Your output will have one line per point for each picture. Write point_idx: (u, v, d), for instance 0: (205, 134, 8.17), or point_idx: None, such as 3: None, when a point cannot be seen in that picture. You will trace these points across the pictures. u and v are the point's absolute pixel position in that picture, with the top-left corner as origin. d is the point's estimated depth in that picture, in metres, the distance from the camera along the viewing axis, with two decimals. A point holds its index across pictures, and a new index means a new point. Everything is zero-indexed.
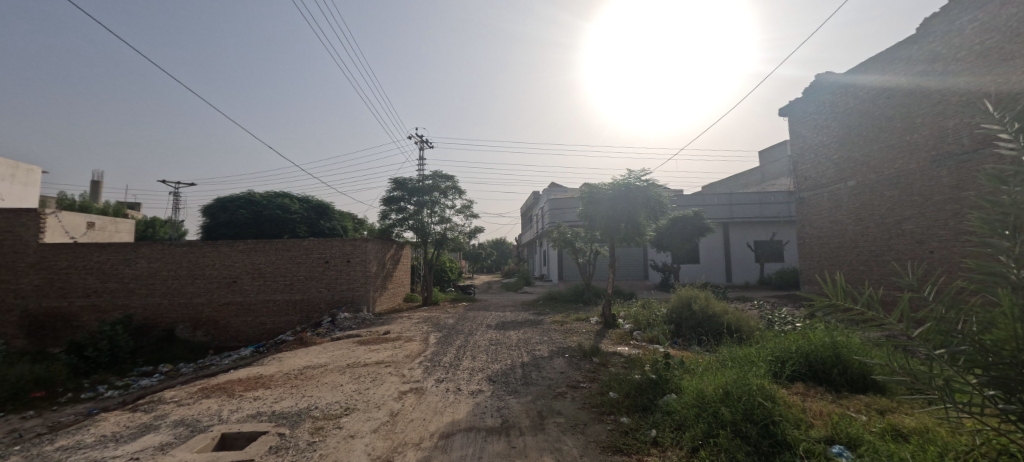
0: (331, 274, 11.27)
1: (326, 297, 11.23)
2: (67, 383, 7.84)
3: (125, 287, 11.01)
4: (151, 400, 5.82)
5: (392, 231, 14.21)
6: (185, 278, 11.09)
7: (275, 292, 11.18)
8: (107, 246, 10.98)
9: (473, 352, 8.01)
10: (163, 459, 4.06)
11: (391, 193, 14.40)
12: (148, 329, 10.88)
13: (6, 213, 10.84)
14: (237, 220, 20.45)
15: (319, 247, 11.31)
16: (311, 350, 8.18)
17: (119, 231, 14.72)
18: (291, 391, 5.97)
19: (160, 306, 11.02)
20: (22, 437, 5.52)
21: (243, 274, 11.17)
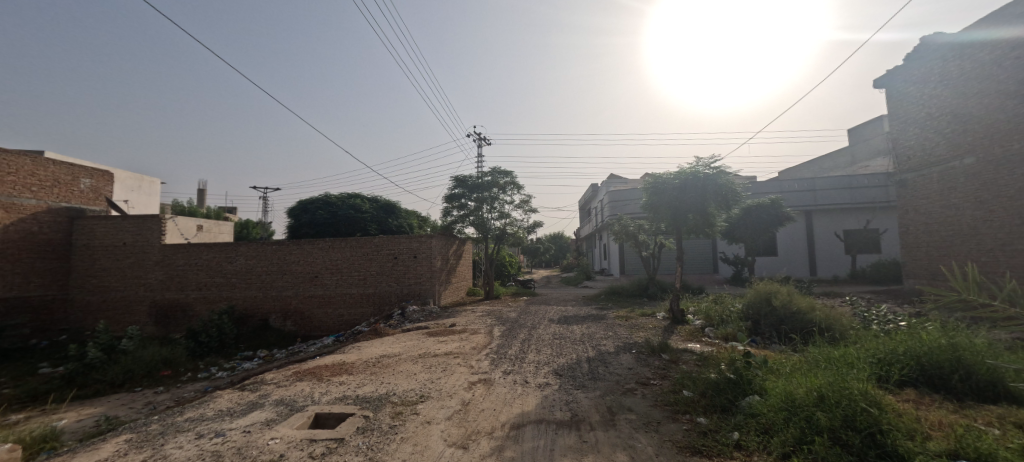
0: (399, 269, 11.94)
1: (395, 291, 11.91)
2: (187, 363, 9.05)
3: (227, 282, 12.50)
4: (256, 380, 6.56)
5: (453, 227, 14.72)
6: (275, 274, 12.32)
7: (350, 286, 12.06)
8: (212, 246, 12.52)
9: (538, 345, 8.06)
10: (270, 433, 4.56)
11: (452, 190, 14.88)
12: (247, 318, 12.26)
13: (136, 219, 12.78)
14: (316, 220, 22.40)
15: (388, 243, 12.00)
16: (385, 340, 8.73)
17: (221, 232, 16.75)
18: (371, 377, 6.41)
19: (255, 298, 12.35)
20: (159, 408, 6.49)
21: (323, 269, 12.17)
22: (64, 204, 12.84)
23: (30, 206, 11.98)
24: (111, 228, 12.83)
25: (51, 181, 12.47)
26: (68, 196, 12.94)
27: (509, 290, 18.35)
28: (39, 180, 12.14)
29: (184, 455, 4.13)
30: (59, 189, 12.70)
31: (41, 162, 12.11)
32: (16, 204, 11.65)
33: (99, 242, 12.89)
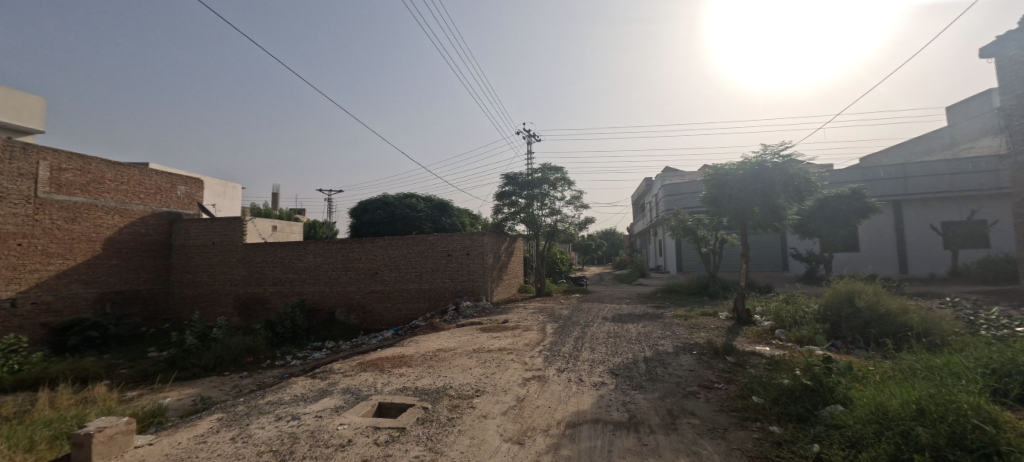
0: (453, 266, 12.30)
1: (449, 287, 12.29)
2: (266, 352, 9.95)
3: (298, 278, 13.58)
4: (327, 369, 7.08)
5: (504, 225, 14.92)
6: (340, 270, 13.19)
7: (407, 282, 12.60)
8: (285, 245, 13.67)
9: (592, 343, 7.93)
10: (339, 419, 4.88)
11: (502, 188, 15.08)
12: (315, 311, 13.24)
13: (222, 221, 14.27)
14: (376, 219, 23.74)
15: (442, 241, 12.40)
16: (442, 334, 9.04)
17: (293, 232, 18.27)
18: (428, 370, 6.67)
19: (322, 293, 13.30)
20: (245, 391, 7.20)
21: (383, 266, 12.83)
22: (165, 209, 14.64)
23: (138, 211, 13.84)
24: (202, 229, 14.44)
25: (155, 188, 14.33)
26: (168, 202, 14.76)
27: (561, 287, 18.26)
28: (145, 188, 14.01)
29: (266, 435, 4.54)
30: (161, 196, 14.54)
31: (146, 172, 14.03)
32: (128, 209, 13.54)
33: (192, 242, 14.56)
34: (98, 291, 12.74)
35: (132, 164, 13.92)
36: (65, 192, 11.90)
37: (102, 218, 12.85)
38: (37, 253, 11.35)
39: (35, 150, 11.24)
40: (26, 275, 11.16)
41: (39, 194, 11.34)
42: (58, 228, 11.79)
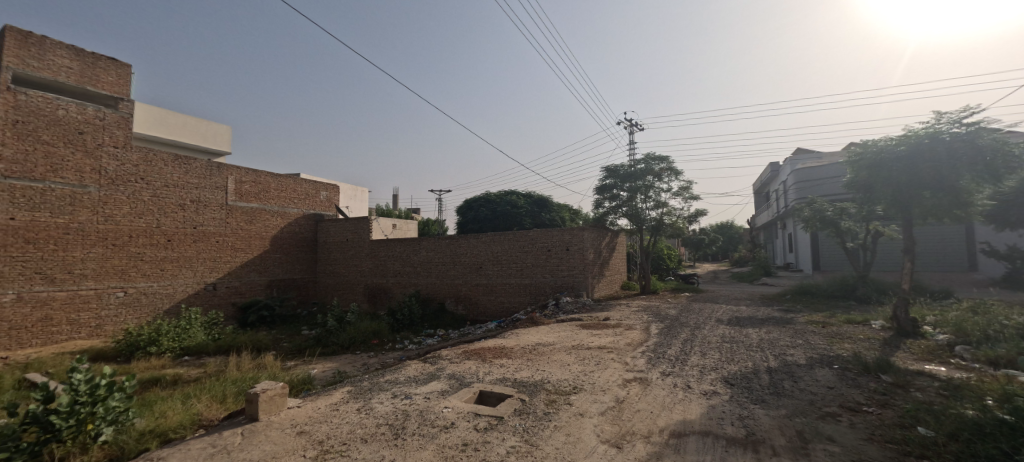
0: (552, 261, 12.49)
1: (550, 283, 12.51)
2: (388, 336, 11.26)
3: (414, 270, 15.11)
4: (440, 354, 7.77)
5: (606, 219, 14.58)
6: (449, 264, 14.32)
7: (510, 277, 13.13)
8: (403, 241, 15.35)
9: (704, 348, 7.23)
10: (444, 402, 5.29)
11: (603, 181, 14.70)
12: (428, 301, 14.57)
13: (354, 220, 16.66)
14: (480, 216, 25.28)
15: (542, 237, 12.68)
16: (541, 329, 9.21)
17: (410, 229, 20.51)
18: (527, 362, 6.84)
19: (433, 284, 14.59)
20: (372, 368, 8.27)
21: (486, 261, 13.57)
22: (312, 211, 17.58)
23: (294, 213, 16.89)
24: (339, 228, 17.06)
25: (305, 194, 17.34)
26: (315, 205, 17.76)
27: (669, 285, 17.07)
28: (298, 194, 17.06)
29: (384, 409, 5.15)
30: (309, 200, 17.52)
31: (299, 181, 17.08)
32: (287, 212, 16.61)
33: (332, 239, 17.28)
34: (268, 278, 15.91)
35: (288, 175, 17.09)
36: (245, 200, 15.16)
37: (270, 219, 15.99)
38: (228, 247, 14.61)
39: (226, 168, 14.57)
40: (222, 264, 14.44)
41: (229, 202, 14.66)
42: (242, 228, 15.03)
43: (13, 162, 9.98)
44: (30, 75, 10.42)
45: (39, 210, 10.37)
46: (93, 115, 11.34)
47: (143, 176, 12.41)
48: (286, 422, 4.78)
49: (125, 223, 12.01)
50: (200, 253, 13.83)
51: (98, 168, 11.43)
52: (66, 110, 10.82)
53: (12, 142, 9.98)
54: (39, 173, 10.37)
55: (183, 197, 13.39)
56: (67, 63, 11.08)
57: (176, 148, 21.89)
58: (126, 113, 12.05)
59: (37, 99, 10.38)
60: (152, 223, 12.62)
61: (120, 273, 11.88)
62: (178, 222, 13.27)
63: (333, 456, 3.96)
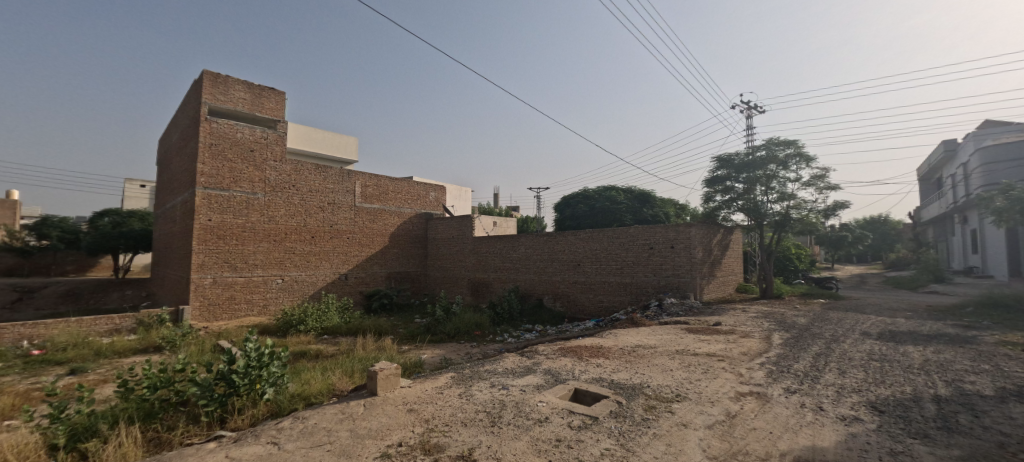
0: (655, 261, 11.80)
1: (652, 282, 11.82)
2: (489, 328, 11.82)
3: (513, 266, 15.60)
4: (537, 349, 7.88)
5: (717, 214, 13.14)
6: (547, 261, 14.46)
7: (609, 275, 12.73)
8: (502, 238, 15.96)
9: (843, 365, 6.03)
10: (538, 396, 5.34)
11: (714, 173, 13.29)
12: (527, 296, 14.88)
13: (458, 218, 17.90)
14: (578, 213, 25.14)
15: (644, 234, 12.05)
16: (642, 330, 8.70)
17: (508, 226, 21.30)
18: (626, 364, 6.53)
19: (531, 281, 14.87)
20: (474, 358, 8.74)
21: (584, 258, 13.38)
22: (423, 210, 19.42)
23: (408, 212, 18.85)
24: (445, 226, 18.51)
25: (416, 195, 19.23)
26: (425, 205, 19.59)
27: (797, 289, 14.66)
28: (412, 196, 19.02)
29: (483, 397, 5.41)
30: (420, 201, 19.39)
31: (412, 183, 19.01)
32: (402, 212, 18.62)
33: (440, 236, 18.83)
34: (388, 271, 18.01)
35: (403, 179, 19.15)
36: (369, 201, 17.42)
37: (389, 218, 18.10)
38: (357, 244, 16.97)
39: (355, 174, 16.93)
40: (352, 258, 16.80)
41: (357, 204, 17.00)
42: (367, 226, 17.30)
43: (211, 176, 13.05)
44: (220, 107, 13.50)
45: (227, 214, 13.38)
46: (260, 135, 14.22)
47: (295, 184, 15.10)
48: (399, 399, 5.34)
49: (283, 223, 14.78)
50: (335, 248, 16.30)
51: (264, 179, 14.28)
52: (242, 133, 13.77)
53: (210, 161, 13.06)
54: (226, 184, 13.39)
55: (323, 200, 15.92)
56: (243, 95, 14.05)
57: (319, 160, 26.37)
58: (281, 132, 14.83)
59: (224, 126, 13.39)
60: (300, 223, 15.29)
61: (280, 264, 14.68)
62: (320, 222, 15.83)
63: (437, 434, 4.28)
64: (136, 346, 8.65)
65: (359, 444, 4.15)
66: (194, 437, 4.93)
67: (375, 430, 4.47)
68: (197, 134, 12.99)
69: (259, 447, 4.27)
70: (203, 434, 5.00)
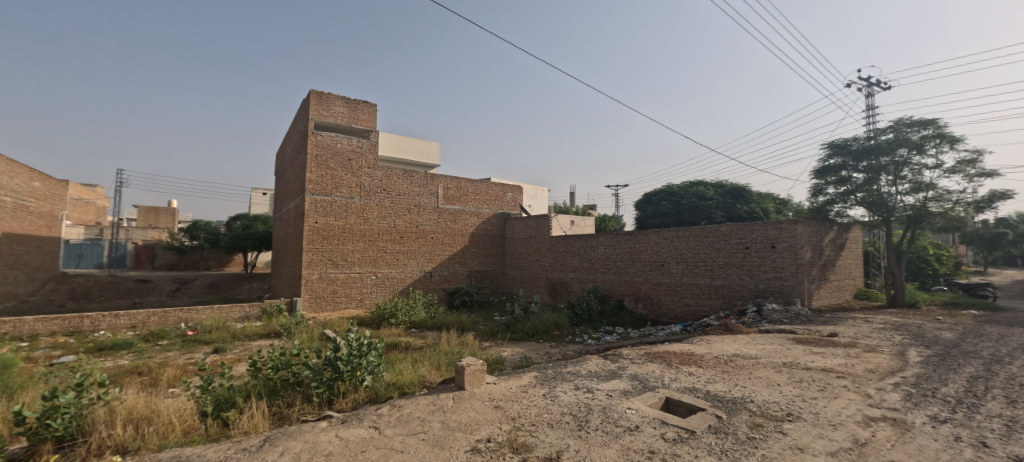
0: (750, 262, 10.72)
1: (748, 285, 10.73)
2: (567, 328, 11.68)
3: (592, 266, 15.21)
4: (621, 352, 7.59)
5: (830, 209, 11.53)
6: (627, 261, 13.90)
7: (697, 276, 11.84)
8: (581, 238, 15.67)
9: (1016, 393, 4.82)
10: (627, 403, 5.09)
11: (825, 162, 11.66)
12: (606, 297, 14.40)
13: (536, 217, 17.97)
14: (662, 210, 23.90)
15: (738, 232, 10.97)
16: (739, 338, 8.02)
17: (586, 226, 20.99)
18: (723, 376, 6.00)
19: (612, 281, 14.36)
20: (555, 358, 8.70)
21: (669, 258, 12.62)
22: (501, 210, 19.90)
23: (487, 213, 19.44)
24: (523, 225, 18.69)
25: (494, 196, 19.77)
26: (503, 205, 20.06)
27: (938, 298, 12.20)
28: (491, 197, 19.60)
29: (568, 399, 5.31)
30: (498, 201, 19.90)
31: (490, 184, 19.60)
32: (481, 212, 19.26)
33: (517, 236, 19.09)
34: (468, 269, 18.73)
35: (482, 180, 19.80)
36: (451, 203, 18.29)
37: (469, 219, 18.83)
38: (439, 243, 17.90)
39: (438, 178, 17.88)
40: (435, 256, 17.75)
41: (439, 205, 17.94)
42: (449, 227, 18.20)
43: (317, 183, 14.74)
44: (324, 122, 15.18)
45: (329, 216, 14.99)
46: (356, 145, 15.68)
47: (385, 188, 16.40)
48: (485, 395, 5.47)
49: (376, 224, 16.13)
50: (420, 247, 17.35)
51: (359, 184, 15.72)
52: (341, 143, 15.32)
53: (316, 170, 14.76)
54: (329, 190, 15.00)
55: (410, 202, 17.05)
56: (342, 109, 15.62)
57: (405, 165, 28.48)
58: (373, 140, 16.21)
59: (327, 138, 15.04)
60: (391, 224, 16.54)
61: (374, 262, 16.03)
62: (407, 222, 16.97)
63: (524, 433, 4.28)
64: (261, 331, 10.07)
65: (450, 436, 4.31)
66: (308, 415, 5.55)
67: (465, 423, 4.62)
68: (306, 146, 14.79)
69: (363, 430, 4.66)
70: (315, 412, 5.60)
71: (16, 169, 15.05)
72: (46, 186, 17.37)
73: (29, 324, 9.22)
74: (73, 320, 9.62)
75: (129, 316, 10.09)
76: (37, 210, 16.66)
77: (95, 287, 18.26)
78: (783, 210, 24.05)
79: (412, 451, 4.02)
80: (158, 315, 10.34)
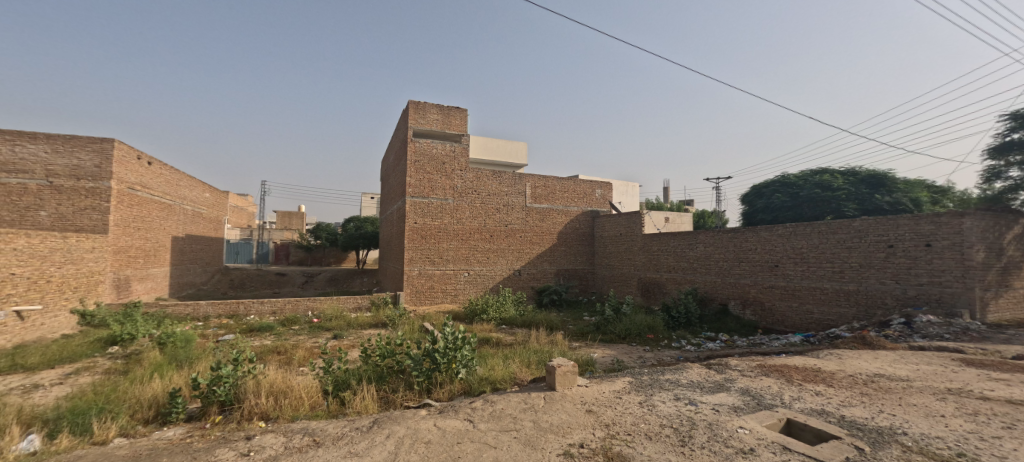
0: (893, 265, 9.02)
1: (892, 292, 9.03)
2: (662, 332, 11.00)
3: (690, 267, 14.15)
4: (728, 363, 6.92)
5: (1013, 198, 9.20)
6: (733, 260, 12.64)
7: (821, 280, 10.32)
8: (676, 235, 14.67)
9: None
10: (738, 421, 4.57)
11: (1007, 137, 9.45)
12: (707, 301, 13.27)
13: (627, 214, 17.27)
14: (775, 204, 21.39)
15: (878, 227, 9.32)
16: (879, 356, 6.85)
17: (683, 223, 19.66)
18: (862, 399, 5.10)
19: (715, 283, 13.16)
20: (649, 363, 8.26)
21: (785, 258, 11.19)
22: (590, 208, 19.55)
23: (575, 211, 19.25)
24: (614, 222, 18.06)
25: (582, 194, 19.48)
26: (592, 203, 19.68)
27: None
28: (579, 194, 19.37)
29: (668, 410, 4.95)
30: (587, 199, 19.57)
31: (579, 182, 19.37)
32: (569, 210, 19.12)
33: (607, 234, 18.55)
34: (557, 267, 18.71)
35: (570, 178, 19.64)
36: (539, 201, 18.45)
37: (557, 217, 18.81)
38: (527, 241, 18.14)
39: (526, 177, 18.16)
40: (524, 255, 18.04)
41: (527, 205, 18.21)
42: (538, 225, 18.37)
43: (416, 186, 16.01)
44: (421, 129, 16.42)
45: (426, 217, 16.15)
46: (449, 149, 16.66)
47: (476, 188, 17.15)
48: (577, 398, 5.37)
49: (467, 224, 16.94)
50: (508, 246, 17.76)
51: (452, 186, 16.66)
52: (436, 149, 16.42)
53: (415, 174, 16.03)
54: (426, 192, 16.16)
55: (498, 202, 17.59)
56: (437, 116, 16.69)
57: (492, 165, 29.59)
58: (464, 144, 17.04)
59: (424, 144, 16.23)
60: (482, 223, 17.24)
61: (466, 260, 16.85)
62: (496, 222, 17.53)
63: (619, 442, 4.10)
64: (370, 321, 11.21)
65: (542, 437, 4.29)
66: (409, 401, 6.02)
67: (557, 425, 4.57)
68: (406, 153, 16.16)
69: (458, 422, 4.86)
70: (415, 399, 6.04)
71: (194, 184, 18.96)
72: (214, 196, 21.61)
73: (203, 307, 11.47)
74: (232, 305, 11.72)
75: (271, 303, 11.97)
76: (209, 215, 20.80)
77: (248, 279, 22.15)
78: (940, 201, 19.70)
79: (504, 448, 4.08)
80: (292, 303, 12.11)
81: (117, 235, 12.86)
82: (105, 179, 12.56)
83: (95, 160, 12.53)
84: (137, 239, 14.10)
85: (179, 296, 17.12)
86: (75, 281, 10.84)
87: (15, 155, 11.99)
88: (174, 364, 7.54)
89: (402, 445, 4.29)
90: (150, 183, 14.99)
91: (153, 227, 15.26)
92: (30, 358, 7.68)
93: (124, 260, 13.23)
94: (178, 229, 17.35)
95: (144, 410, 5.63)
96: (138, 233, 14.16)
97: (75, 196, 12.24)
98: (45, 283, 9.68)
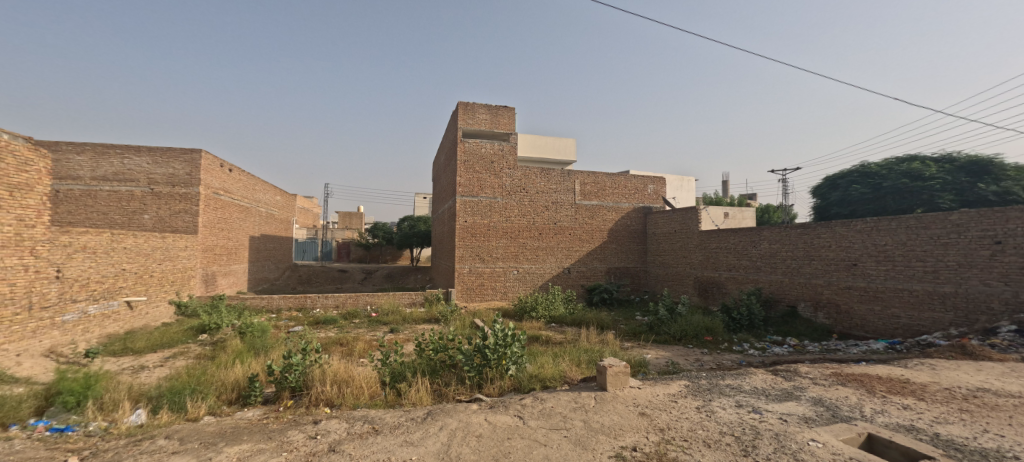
0: (1001, 265, 7.89)
1: (998, 295, 7.91)
2: (722, 335, 10.44)
3: (753, 265, 13.25)
4: (798, 369, 6.42)
5: None
6: (803, 259, 11.66)
7: (909, 281, 9.25)
8: (737, 232, 13.81)
9: None
10: (809, 433, 4.22)
11: None
12: (773, 302, 12.35)
13: (682, 210, 16.51)
14: (853, 197, 19.42)
15: (980, 221, 8.20)
16: (983, 367, 6.02)
17: (745, 218, 18.44)
18: (961, 416, 4.51)
19: (782, 283, 12.21)
20: (708, 366, 7.87)
21: (864, 256, 10.15)
22: (642, 204, 18.92)
23: (626, 207, 18.72)
24: (668, 218, 17.32)
25: (634, 190, 18.89)
26: (645, 199, 19.02)
27: None
28: (631, 190, 18.82)
29: (728, 417, 4.68)
30: (639, 195, 18.96)
31: (630, 177, 18.81)
32: (621, 207, 18.63)
33: (660, 230, 17.86)
34: (607, 266, 18.32)
35: (621, 174, 19.13)
36: (589, 198, 18.15)
37: (607, 214, 18.40)
38: (576, 239, 17.93)
39: (575, 174, 17.95)
40: (573, 252, 17.86)
41: (576, 202, 17.97)
42: (587, 223, 18.09)
43: (466, 186, 16.40)
44: (470, 129, 16.79)
45: (476, 215, 16.49)
46: (498, 148, 16.87)
47: (524, 186, 17.21)
48: (630, 399, 5.25)
49: (516, 222, 17.07)
50: (557, 244, 17.65)
51: (501, 184, 16.86)
52: (485, 148, 16.69)
53: (465, 174, 16.43)
54: (475, 191, 16.50)
55: (546, 200, 17.53)
56: (485, 116, 16.95)
57: (541, 163, 29.54)
58: (512, 143, 17.17)
59: (473, 144, 16.57)
60: (530, 221, 17.28)
61: (515, 257, 16.98)
62: (545, 219, 17.50)
63: (674, 448, 3.95)
64: (424, 316, 11.68)
65: (593, 437, 4.24)
66: (462, 395, 6.21)
67: (608, 426, 4.50)
68: (456, 153, 16.60)
69: (508, 418, 4.94)
70: (468, 394, 6.22)
71: (267, 187, 20.79)
72: (284, 198, 23.56)
73: (276, 300, 12.53)
74: (301, 298, 12.70)
75: (334, 297, 12.83)
76: (280, 216, 22.71)
77: (314, 275, 23.93)
78: None
79: (555, 447, 4.08)
80: (352, 298, 12.91)
81: (204, 235, 14.40)
82: (194, 185, 14.12)
83: (187, 169, 14.12)
84: (221, 239, 15.71)
85: (256, 291, 18.94)
86: (172, 275, 12.29)
87: (124, 166, 13.79)
88: (252, 352, 8.34)
89: (454, 437, 4.43)
90: (231, 188, 16.65)
91: (234, 227, 16.92)
92: (137, 342, 8.84)
93: (210, 257, 14.79)
94: (254, 229, 19.08)
95: (228, 392, 6.29)
96: (221, 233, 15.75)
97: (171, 201, 13.90)
98: (148, 277, 11.08)
